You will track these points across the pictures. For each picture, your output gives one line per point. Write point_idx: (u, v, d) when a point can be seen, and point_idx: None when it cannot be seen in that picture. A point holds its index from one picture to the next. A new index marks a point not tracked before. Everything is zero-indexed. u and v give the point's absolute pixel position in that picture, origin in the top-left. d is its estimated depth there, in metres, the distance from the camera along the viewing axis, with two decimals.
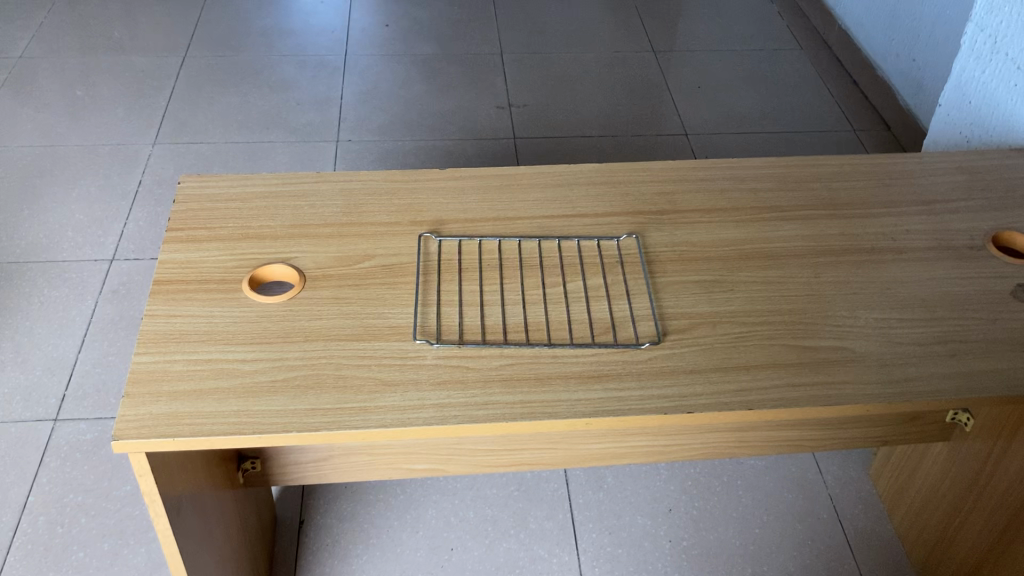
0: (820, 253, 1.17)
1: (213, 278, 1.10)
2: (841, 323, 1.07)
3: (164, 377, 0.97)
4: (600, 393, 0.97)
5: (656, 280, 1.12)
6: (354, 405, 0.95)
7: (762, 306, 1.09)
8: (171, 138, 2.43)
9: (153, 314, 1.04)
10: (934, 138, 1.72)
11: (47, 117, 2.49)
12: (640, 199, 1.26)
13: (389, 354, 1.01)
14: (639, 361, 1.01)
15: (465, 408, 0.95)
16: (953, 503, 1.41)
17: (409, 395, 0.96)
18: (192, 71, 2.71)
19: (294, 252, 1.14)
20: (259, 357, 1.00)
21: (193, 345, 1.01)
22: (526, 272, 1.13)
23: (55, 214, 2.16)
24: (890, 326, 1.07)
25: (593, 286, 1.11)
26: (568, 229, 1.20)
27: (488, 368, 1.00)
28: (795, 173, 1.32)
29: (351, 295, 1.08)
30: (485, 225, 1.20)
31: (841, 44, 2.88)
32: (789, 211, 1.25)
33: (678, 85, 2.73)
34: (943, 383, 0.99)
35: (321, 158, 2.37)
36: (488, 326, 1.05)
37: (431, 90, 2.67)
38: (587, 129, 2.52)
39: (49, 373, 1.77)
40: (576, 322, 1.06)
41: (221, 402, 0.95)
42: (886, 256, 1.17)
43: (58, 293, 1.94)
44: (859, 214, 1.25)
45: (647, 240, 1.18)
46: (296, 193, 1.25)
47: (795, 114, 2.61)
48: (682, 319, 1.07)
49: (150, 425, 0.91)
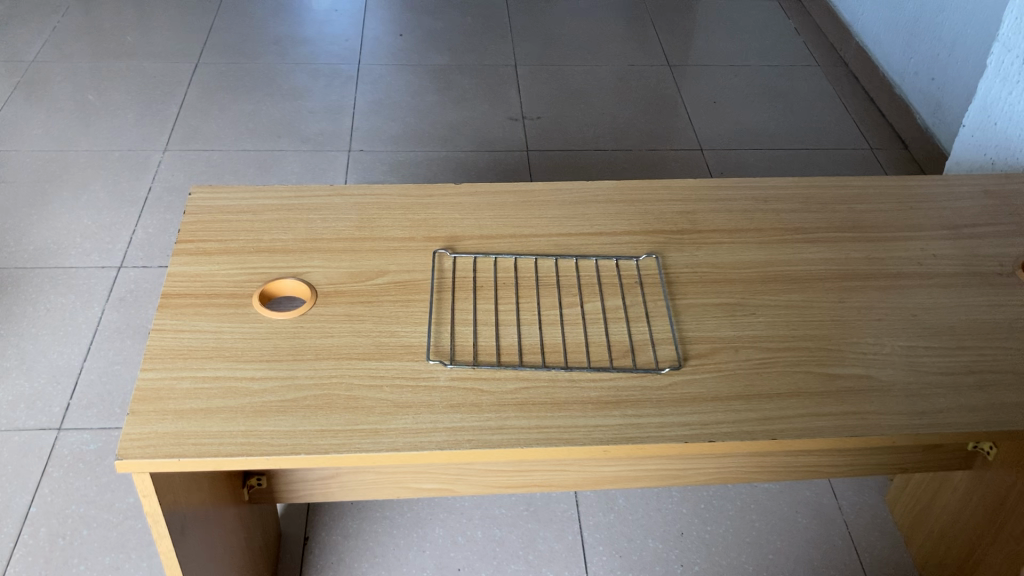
0: (843, 277, 1.14)
1: (223, 292, 1.07)
2: (865, 351, 1.04)
3: (170, 395, 0.94)
4: (618, 419, 0.94)
5: (675, 302, 1.09)
6: (365, 428, 0.92)
7: (785, 331, 1.06)
8: (182, 145, 2.42)
9: (160, 329, 1.02)
10: (957, 159, 1.69)
11: (58, 121, 2.48)
12: (659, 218, 1.23)
13: (402, 375, 0.98)
14: (658, 387, 0.98)
15: (479, 432, 0.92)
16: (974, 533, 1.37)
17: (421, 418, 0.93)
18: (205, 78, 2.70)
19: (305, 266, 1.11)
20: (268, 375, 0.97)
21: (201, 361, 0.98)
22: (543, 291, 1.10)
23: (63, 219, 2.14)
24: (917, 354, 1.04)
25: (611, 307, 1.08)
26: (586, 248, 1.17)
27: (503, 391, 0.97)
28: (819, 194, 1.29)
29: (363, 313, 1.06)
30: (501, 243, 1.17)
31: (858, 60, 2.85)
32: (811, 232, 1.22)
33: (693, 101, 2.70)
34: (970, 416, 0.96)
35: (332, 168, 2.35)
36: (503, 347, 1.03)
37: (444, 101, 2.65)
38: (601, 143, 2.50)
39: (53, 381, 1.74)
40: (594, 345, 1.03)
41: (228, 422, 0.92)
42: (911, 281, 1.14)
43: (65, 299, 1.93)
44: (882, 237, 1.22)
45: (666, 261, 1.16)
46: (309, 206, 1.22)
47: (811, 131, 2.59)
48: (703, 343, 1.04)
49: (155, 444, 0.89)
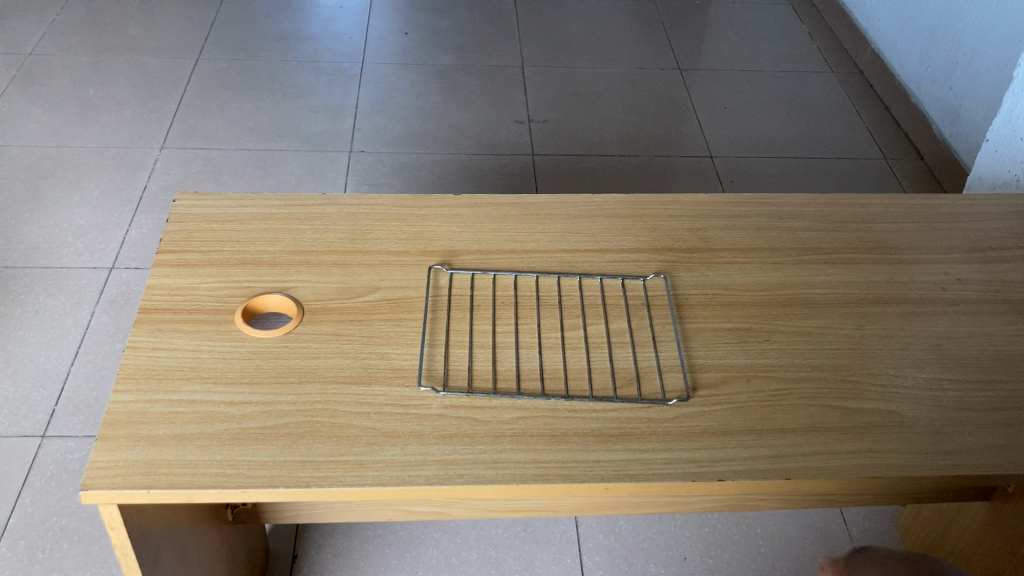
0: (861, 301, 1.08)
1: (205, 307, 1.01)
2: (886, 383, 0.97)
3: (142, 420, 0.88)
4: (621, 454, 0.88)
5: (684, 326, 1.03)
6: (350, 459, 0.86)
7: (800, 360, 0.99)
8: (180, 143, 2.36)
9: (134, 346, 0.95)
10: (979, 175, 1.62)
11: (55, 115, 2.42)
12: (669, 235, 1.17)
13: (391, 402, 0.92)
14: (665, 420, 0.92)
15: (471, 466, 0.86)
16: (988, 567, 1.30)
17: (410, 449, 0.87)
18: (205, 74, 2.64)
19: (292, 281, 1.05)
20: (247, 399, 0.91)
21: (178, 383, 0.92)
22: (543, 312, 1.04)
23: (54, 218, 2.08)
24: (941, 388, 0.97)
25: (616, 330, 1.02)
26: (590, 265, 1.11)
27: (499, 421, 0.90)
28: (837, 212, 1.23)
29: (352, 332, 0.99)
30: (500, 258, 1.11)
31: (873, 68, 2.78)
32: (828, 253, 1.15)
33: (704, 106, 2.63)
34: (999, 457, 0.89)
35: (333, 169, 2.30)
36: (500, 372, 0.96)
37: (449, 103, 2.58)
38: (609, 148, 2.44)
39: (39, 387, 1.69)
40: (597, 372, 0.97)
41: (203, 450, 0.86)
42: (935, 307, 1.08)
43: (55, 300, 1.87)
44: (904, 259, 1.15)
45: (675, 281, 1.09)
46: (298, 215, 1.16)
47: (824, 140, 2.52)
48: (713, 373, 0.97)
49: (123, 474, 0.83)
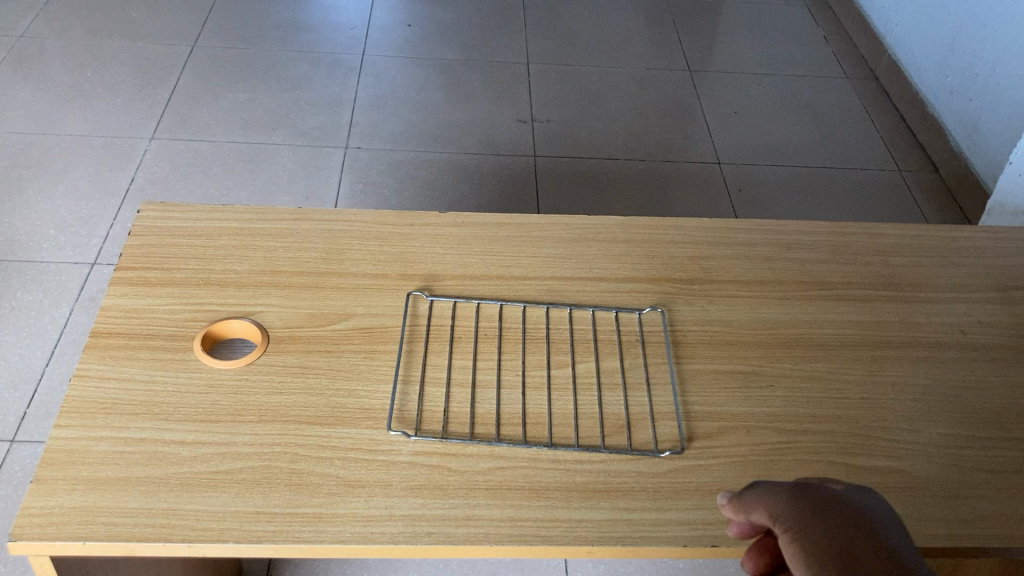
0: (872, 344, 1.00)
1: (162, 333, 0.93)
2: (897, 437, 0.89)
3: (84, 460, 0.81)
4: (607, 513, 0.80)
5: (680, 367, 0.95)
6: (308, 512, 0.78)
7: (806, 410, 0.91)
8: (170, 134, 2.28)
9: (82, 376, 0.88)
10: (1004, 199, 1.54)
11: (43, 101, 2.34)
12: (668, 263, 1.09)
13: (357, 447, 0.84)
14: (657, 475, 0.84)
15: (441, 524, 0.78)
16: None
17: (375, 502, 0.79)
18: (200, 62, 2.56)
19: (258, 304, 0.98)
20: (201, 439, 0.83)
21: (125, 418, 0.84)
22: (529, 347, 0.96)
23: (36, 209, 2.00)
24: (957, 445, 0.89)
25: (607, 370, 0.94)
26: (583, 296, 1.03)
27: (473, 472, 0.83)
28: (850, 242, 1.15)
29: (320, 365, 0.92)
30: (485, 285, 1.03)
31: (889, 75, 2.69)
32: (839, 289, 1.07)
33: (713, 110, 2.55)
34: (1017, 528, 0.81)
35: (327, 165, 2.21)
36: (478, 416, 0.88)
37: (450, 99, 2.50)
38: (614, 151, 2.35)
39: (11, 388, 1.61)
40: (584, 418, 0.89)
41: (147, 496, 0.78)
42: (952, 353, 0.99)
43: (32, 296, 1.79)
44: (919, 297, 1.07)
45: (673, 315, 1.01)
46: (271, 231, 1.08)
47: (837, 150, 2.43)
48: (710, 422, 0.89)
49: (59, 523, 0.76)
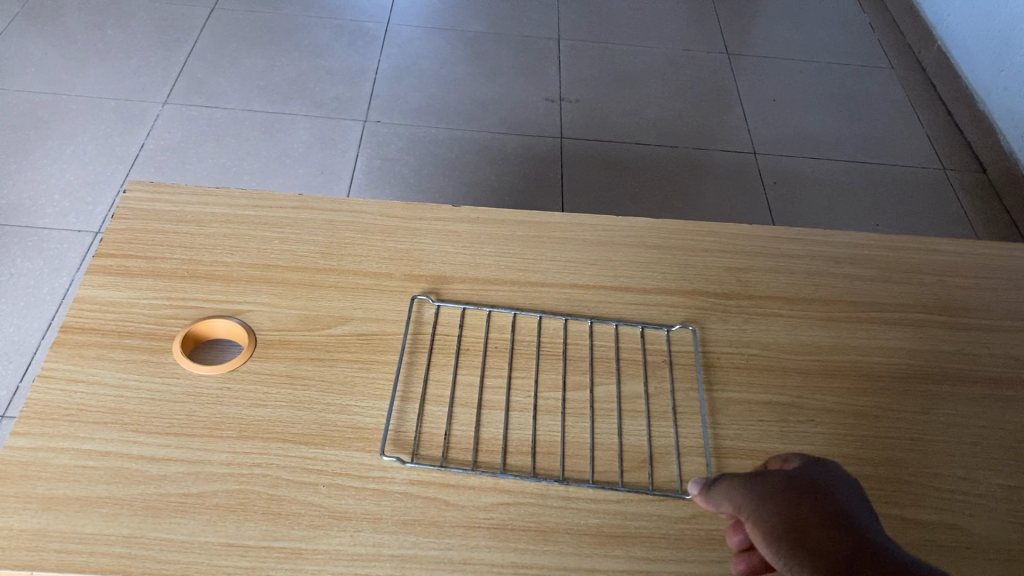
0: (927, 378, 0.89)
1: (139, 331, 0.85)
2: (952, 486, 0.79)
3: (40, 475, 0.72)
4: (623, 564, 0.71)
5: (711, 394, 0.85)
6: (286, 547, 0.69)
7: (850, 450, 0.81)
8: (184, 99, 2.18)
9: (48, 376, 0.79)
10: None
11: (54, 60, 2.25)
12: (701, 275, 0.98)
13: (346, 472, 0.75)
14: (682, 519, 0.74)
15: (434, 568, 0.69)
16: None
17: (361, 538, 0.70)
18: (220, 24, 2.46)
19: (247, 303, 0.89)
20: (170, 455, 0.75)
21: (91, 428, 0.76)
22: (543, 364, 0.87)
23: (42, 172, 1.92)
24: (1021, 500, 0.79)
25: (629, 395, 0.85)
26: (606, 309, 0.93)
27: (474, 507, 0.74)
28: (903, 259, 1.04)
29: (310, 375, 0.83)
30: (499, 291, 0.93)
31: (936, 66, 2.55)
32: (890, 311, 0.96)
33: (751, 97, 2.42)
34: None
35: (345, 139, 2.11)
36: (483, 442, 0.79)
37: (477, 74, 2.39)
38: (644, 136, 2.24)
39: (5, 359, 1.54)
40: (601, 449, 0.80)
41: (108, 520, 0.69)
42: (1015, 392, 0.89)
43: (31, 264, 1.71)
44: (980, 325, 0.96)
45: (704, 335, 0.91)
46: (268, 220, 0.99)
47: (881, 145, 2.30)
48: (742, 461, 0.79)
49: (5, 547, 0.67)
